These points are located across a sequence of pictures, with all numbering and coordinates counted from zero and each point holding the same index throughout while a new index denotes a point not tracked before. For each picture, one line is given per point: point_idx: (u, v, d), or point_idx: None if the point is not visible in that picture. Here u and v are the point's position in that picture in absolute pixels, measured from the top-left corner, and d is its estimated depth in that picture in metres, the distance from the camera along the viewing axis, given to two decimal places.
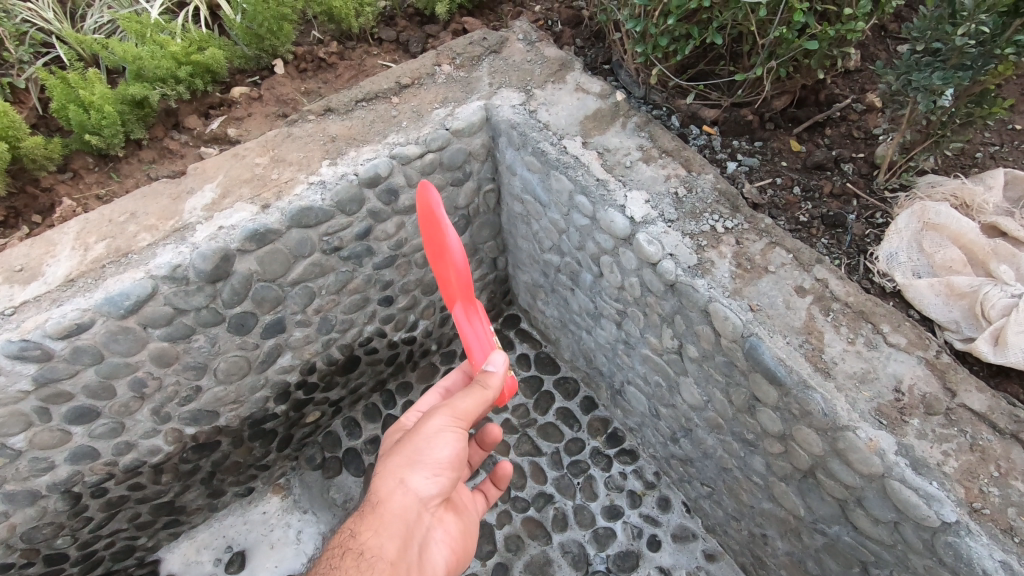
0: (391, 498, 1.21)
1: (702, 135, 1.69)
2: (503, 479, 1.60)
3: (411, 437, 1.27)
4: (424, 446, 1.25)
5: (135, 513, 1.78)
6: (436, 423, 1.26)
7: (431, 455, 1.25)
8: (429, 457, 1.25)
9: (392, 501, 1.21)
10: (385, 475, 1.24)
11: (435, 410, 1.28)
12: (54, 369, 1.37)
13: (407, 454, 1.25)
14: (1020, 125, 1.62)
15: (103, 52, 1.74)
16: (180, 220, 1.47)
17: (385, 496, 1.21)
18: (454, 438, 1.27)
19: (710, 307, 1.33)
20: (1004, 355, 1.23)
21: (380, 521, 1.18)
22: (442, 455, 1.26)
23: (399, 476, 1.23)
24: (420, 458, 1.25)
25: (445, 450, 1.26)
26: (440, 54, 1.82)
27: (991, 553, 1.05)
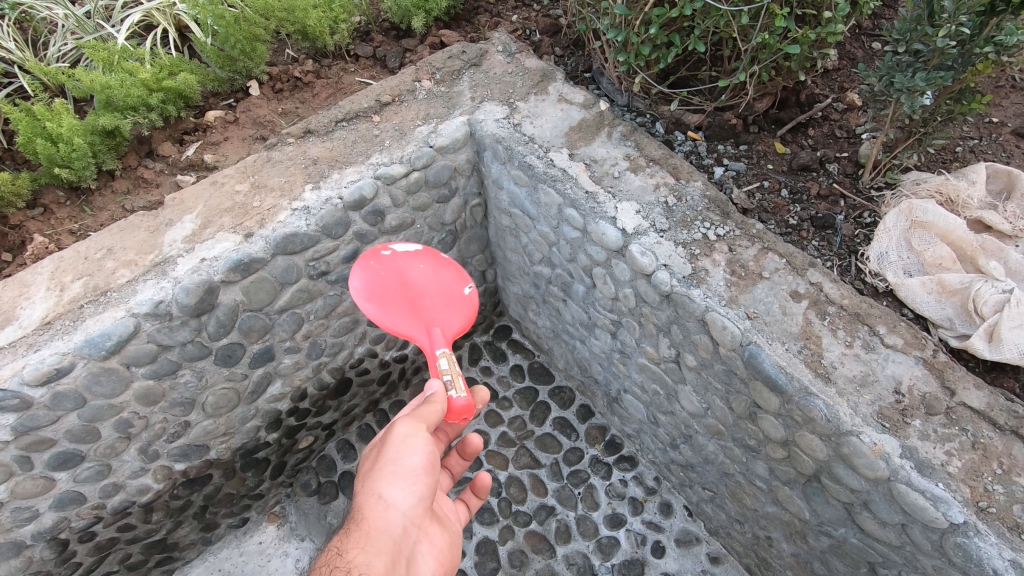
0: (372, 514, 1.11)
1: (688, 141, 1.69)
2: (485, 491, 1.46)
3: (380, 450, 1.19)
4: (395, 454, 1.17)
5: (127, 553, 1.73)
6: (401, 431, 1.19)
7: (405, 464, 1.16)
8: (402, 465, 1.16)
9: (374, 518, 1.11)
10: (363, 493, 1.14)
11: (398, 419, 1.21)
12: (35, 417, 1.31)
13: (380, 468, 1.16)
14: (996, 118, 1.64)
15: (70, 82, 1.68)
16: (161, 254, 1.43)
17: (365, 513, 1.11)
18: (424, 443, 1.19)
19: (707, 317, 1.32)
20: (999, 352, 1.24)
21: (363, 539, 1.08)
22: (416, 461, 1.17)
23: (376, 491, 1.14)
24: (394, 468, 1.16)
25: (418, 457, 1.17)
26: (419, 70, 1.79)
27: (1000, 553, 1.05)
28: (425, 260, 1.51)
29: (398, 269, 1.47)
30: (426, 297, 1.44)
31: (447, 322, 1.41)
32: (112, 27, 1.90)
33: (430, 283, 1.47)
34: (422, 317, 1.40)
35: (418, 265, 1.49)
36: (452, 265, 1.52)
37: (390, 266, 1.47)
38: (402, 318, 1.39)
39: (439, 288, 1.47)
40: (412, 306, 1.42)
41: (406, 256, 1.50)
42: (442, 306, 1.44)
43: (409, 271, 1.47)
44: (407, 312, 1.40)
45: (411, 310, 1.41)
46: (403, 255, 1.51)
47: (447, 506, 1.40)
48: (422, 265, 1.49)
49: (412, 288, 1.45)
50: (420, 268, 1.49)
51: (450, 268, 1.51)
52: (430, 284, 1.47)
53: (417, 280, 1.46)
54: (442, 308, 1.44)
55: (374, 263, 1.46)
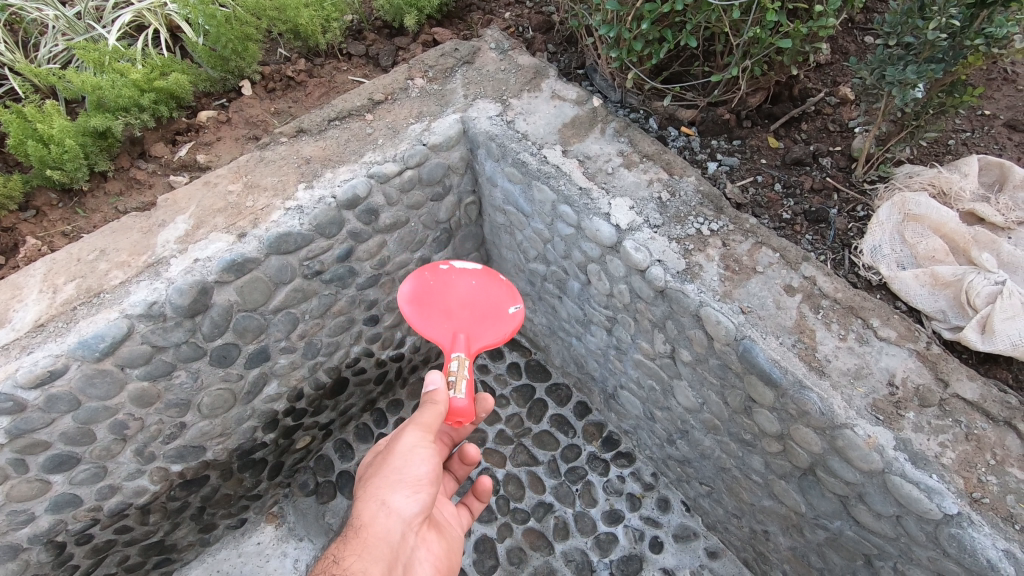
0: (374, 521, 1.11)
1: (681, 136, 1.69)
2: (486, 494, 1.50)
3: (386, 458, 1.20)
4: (400, 463, 1.18)
5: (124, 556, 1.73)
6: (407, 440, 1.19)
7: (408, 473, 1.17)
8: (407, 475, 1.17)
9: (375, 525, 1.11)
10: (365, 499, 1.15)
11: (405, 427, 1.21)
12: (29, 419, 1.31)
13: (385, 476, 1.17)
14: (988, 111, 1.65)
15: (60, 83, 1.68)
16: (154, 255, 1.42)
17: (367, 520, 1.12)
18: (430, 453, 1.20)
19: (701, 312, 1.32)
20: (992, 343, 1.25)
21: (364, 545, 1.08)
22: (421, 471, 1.18)
23: (379, 498, 1.14)
24: (398, 477, 1.17)
25: (423, 467, 1.18)
26: (411, 68, 1.79)
27: (994, 543, 1.05)
28: (477, 277, 1.48)
29: (449, 283, 1.46)
30: (466, 312, 1.42)
31: (476, 334, 1.38)
32: (103, 27, 1.90)
33: (474, 300, 1.44)
34: (454, 326, 1.38)
35: (468, 283, 1.47)
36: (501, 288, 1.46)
37: (440, 279, 1.46)
38: (435, 323, 1.38)
39: (480, 306, 1.43)
40: (449, 316, 1.40)
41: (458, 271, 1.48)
42: (477, 322, 1.40)
43: (456, 287, 1.45)
44: (443, 319, 1.39)
45: (444, 319, 1.39)
46: (457, 271, 1.48)
47: (449, 512, 1.41)
48: (470, 282, 1.46)
49: (455, 302, 1.42)
50: (468, 284, 1.46)
51: (497, 290, 1.46)
52: (473, 301, 1.44)
53: (461, 295, 1.44)
54: (478, 323, 1.40)
55: (426, 273, 1.46)
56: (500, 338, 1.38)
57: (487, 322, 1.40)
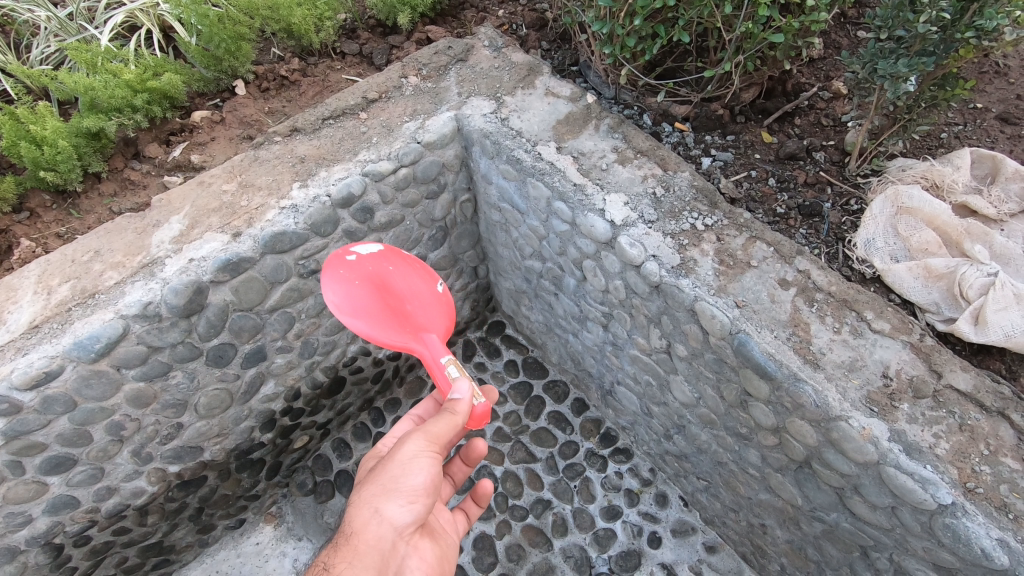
0: (365, 529, 1.12)
1: (675, 132, 1.69)
2: (485, 499, 1.54)
3: (384, 464, 1.18)
4: (397, 472, 1.16)
5: (123, 557, 1.72)
6: (407, 449, 1.18)
7: (404, 483, 1.16)
8: (403, 485, 1.16)
9: (366, 532, 1.12)
10: (360, 504, 1.15)
11: (409, 435, 1.20)
12: (25, 421, 1.31)
13: (381, 483, 1.16)
14: (981, 104, 1.65)
15: (53, 84, 1.67)
16: (149, 255, 1.42)
17: (358, 527, 1.12)
18: (429, 464, 1.18)
19: (696, 306, 1.33)
20: (985, 334, 1.26)
21: (353, 553, 1.10)
22: (417, 482, 1.16)
23: (373, 506, 1.14)
24: (394, 486, 1.15)
25: (420, 478, 1.16)
26: (405, 66, 1.79)
27: (988, 532, 1.06)
28: (391, 262, 1.45)
29: (370, 276, 1.41)
30: (408, 303, 1.40)
31: (437, 325, 1.39)
32: (95, 28, 1.89)
33: (407, 286, 1.42)
34: (413, 326, 1.37)
35: (384, 269, 1.43)
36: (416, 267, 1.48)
37: (363, 275, 1.40)
38: (391, 328, 1.36)
39: (414, 293, 1.42)
40: (401, 315, 1.38)
41: (373, 260, 1.44)
42: (422, 308, 1.40)
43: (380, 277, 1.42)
44: (396, 321, 1.37)
45: (399, 319, 1.37)
46: (368, 259, 1.44)
47: (445, 518, 1.43)
48: (389, 269, 1.43)
49: (389, 293, 1.40)
50: (388, 272, 1.43)
51: (414, 269, 1.47)
52: (403, 286, 1.42)
53: (391, 284, 1.41)
54: (424, 311, 1.40)
55: (344, 271, 1.40)
56: (449, 318, 1.42)
57: (432, 307, 1.41)
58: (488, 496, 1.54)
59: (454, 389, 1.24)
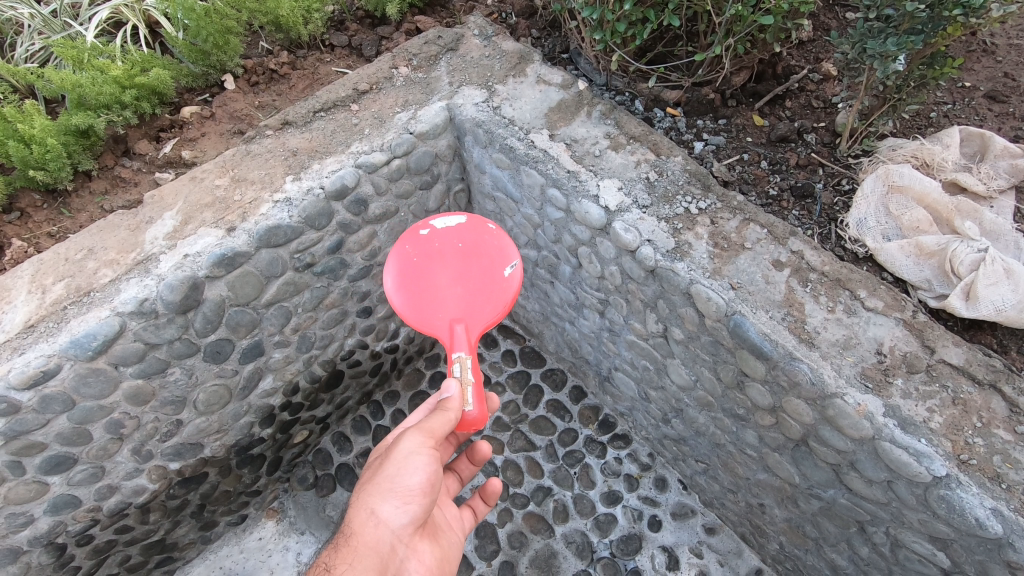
0: (362, 531, 1.12)
1: (667, 117, 1.69)
2: (493, 497, 1.51)
3: (382, 463, 1.18)
4: (392, 471, 1.15)
5: (125, 556, 1.73)
6: (403, 447, 1.17)
7: (400, 483, 1.14)
8: (398, 484, 1.14)
9: (363, 534, 1.12)
10: (358, 505, 1.15)
11: (405, 433, 1.19)
12: (24, 420, 1.30)
13: (377, 483, 1.15)
14: (969, 82, 1.66)
15: (40, 82, 1.66)
16: (142, 252, 1.41)
17: (356, 528, 1.13)
18: (425, 463, 1.16)
19: (692, 289, 1.34)
20: (976, 309, 1.28)
21: (351, 554, 1.10)
22: (413, 481, 1.14)
23: (370, 507, 1.14)
24: (389, 486, 1.14)
25: (416, 478, 1.15)
26: (396, 56, 1.78)
27: (982, 502, 1.08)
28: (462, 241, 1.42)
29: (432, 252, 1.41)
30: (453, 287, 1.38)
31: (470, 317, 1.35)
32: (80, 25, 1.88)
33: (461, 271, 1.39)
34: (448, 312, 1.36)
35: (452, 248, 1.41)
36: (492, 244, 1.41)
37: (424, 252, 1.41)
38: (427, 310, 1.36)
39: (472, 277, 1.39)
40: (440, 299, 1.37)
41: (445, 237, 1.42)
42: (469, 297, 1.37)
43: (444, 258, 1.40)
44: (435, 306, 1.36)
45: (436, 303, 1.37)
46: (441, 235, 1.42)
47: (451, 514, 1.44)
48: (457, 248, 1.41)
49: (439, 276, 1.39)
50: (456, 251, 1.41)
51: (488, 250, 1.41)
52: (466, 269, 1.39)
53: (450, 264, 1.39)
54: (471, 301, 1.37)
55: (408, 246, 1.41)
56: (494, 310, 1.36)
57: (481, 300, 1.37)
58: (496, 495, 1.51)
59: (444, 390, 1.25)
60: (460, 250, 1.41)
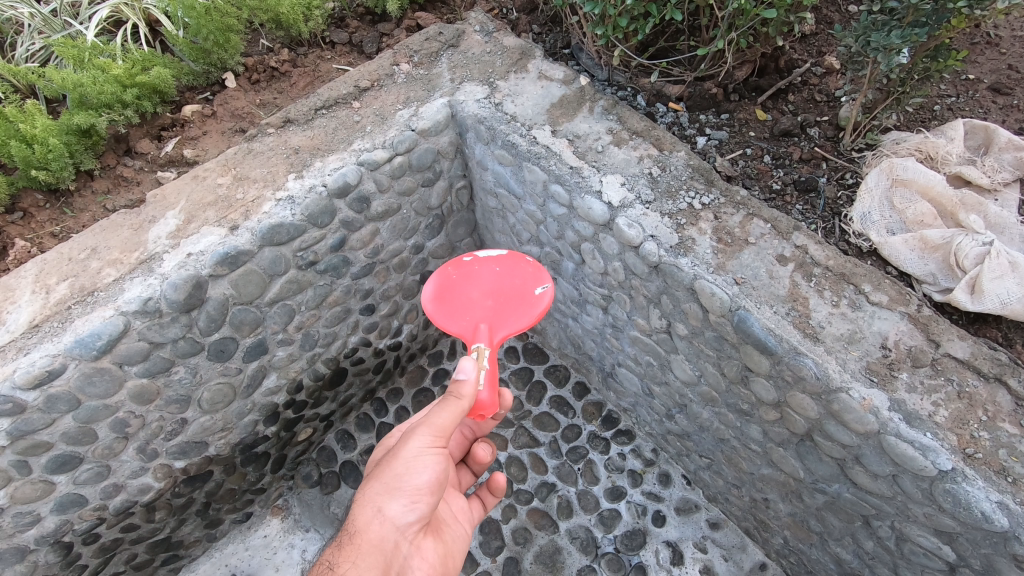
0: (368, 529, 1.12)
1: (669, 112, 1.69)
2: (499, 490, 1.50)
3: (390, 460, 1.17)
4: (400, 470, 1.15)
5: (132, 554, 1.73)
6: (412, 445, 1.17)
7: (408, 481, 1.15)
8: (406, 483, 1.15)
9: (369, 532, 1.12)
10: (363, 503, 1.15)
11: (413, 430, 1.19)
12: (29, 420, 1.31)
13: (385, 481, 1.15)
14: (973, 75, 1.66)
15: (41, 82, 1.66)
16: (146, 251, 1.42)
17: (361, 526, 1.13)
18: (433, 461, 1.17)
19: (695, 285, 1.33)
20: (981, 303, 1.27)
21: (356, 553, 1.10)
22: (421, 480, 1.15)
23: (376, 505, 1.13)
24: (396, 484, 1.14)
25: (424, 476, 1.15)
26: (397, 53, 1.78)
27: (988, 496, 1.08)
28: (501, 264, 1.43)
29: (471, 274, 1.43)
30: (482, 299, 1.39)
31: (495, 322, 1.35)
32: (80, 24, 1.87)
33: (496, 289, 1.40)
34: (476, 318, 1.35)
35: (492, 273, 1.43)
36: (527, 270, 1.42)
37: (463, 275, 1.43)
38: (457, 317, 1.36)
39: (505, 293, 1.39)
40: (470, 309, 1.37)
41: (485, 262, 1.45)
42: (501, 311, 1.37)
43: (480, 277, 1.42)
44: (465, 313, 1.37)
45: (466, 311, 1.37)
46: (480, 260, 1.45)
47: (457, 507, 1.43)
48: (494, 272, 1.42)
49: (474, 291, 1.40)
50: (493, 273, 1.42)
51: (523, 274, 1.41)
52: (502, 289, 1.40)
53: (485, 284, 1.41)
54: (501, 312, 1.36)
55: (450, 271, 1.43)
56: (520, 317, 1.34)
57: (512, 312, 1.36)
58: (502, 488, 1.50)
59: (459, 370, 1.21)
60: (497, 273, 1.42)
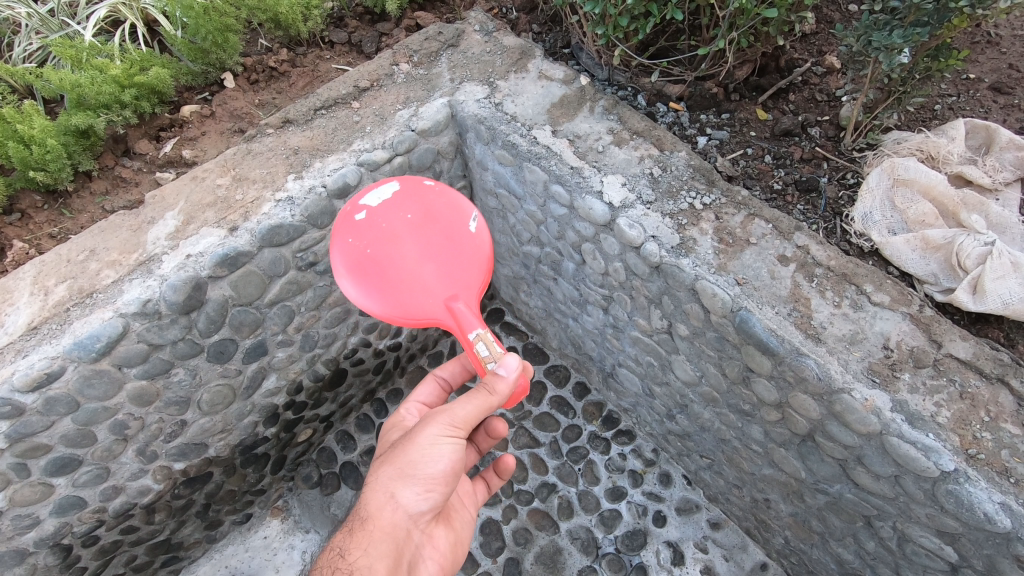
0: (380, 515, 1.11)
1: (670, 112, 1.68)
2: (508, 473, 1.44)
3: (405, 446, 1.15)
4: (415, 457, 1.12)
5: (131, 556, 1.73)
6: (429, 433, 1.14)
7: (422, 470, 1.12)
8: (420, 471, 1.12)
9: (381, 518, 1.11)
10: (376, 488, 1.14)
11: (431, 417, 1.15)
12: (28, 423, 1.30)
13: (398, 467, 1.13)
14: (974, 74, 1.65)
15: (38, 82, 1.65)
16: (145, 252, 1.41)
17: (373, 512, 1.12)
18: (449, 449, 1.14)
19: (697, 285, 1.33)
20: (983, 303, 1.27)
21: (368, 539, 1.10)
22: (436, 469, 1.13)
23: (389, 491, 1.12)
24: (410, 471, 1.12)
25: (440, 465, 1.13)
26: (396, 53, 1.77)
27: (990, 496, 1.08)
28: (409, 208, 1.26)
29: (382, 235, 1.23)
30: (427, 263, 1.23)
31: (462, 289, 1.23)
32: (78, 24, 1.87)
33: (428, 241, 1.24)
34: (437, 292, 1.22)
35: (404, 221, 1.25)
36: (443, 205, 1.29)
37: (374, 240, 1.23)
38: (415, 301, 1.21)
39: (442, 247, 1.25)
40: (420, 281, 1.22)
41: (387, 213, 1.25)
42: (452, 269, 1.24)
43: (399, 235, 1.24)
44: (419, 289, 1.22)
45: (418, 287, 1.22)
46: (380, 213, 1.25)
47: (462, 490, 1.39)
48: (408, 221, 1.25)
49: (403, 256, 1.23)
50: (407, 224, 1.25)
51: (442, 213, 1.27)
52: (428, 238, 1.25)
53: (407, 240, 1.24)
54: (454, 272, 1.24)
55: (350, 240, 1.23)
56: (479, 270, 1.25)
57: (466, 267, 1.25)
58: (511, 471, 1.45)
59: (500, 365, 1.12)
60: (417, 222, 1.25)
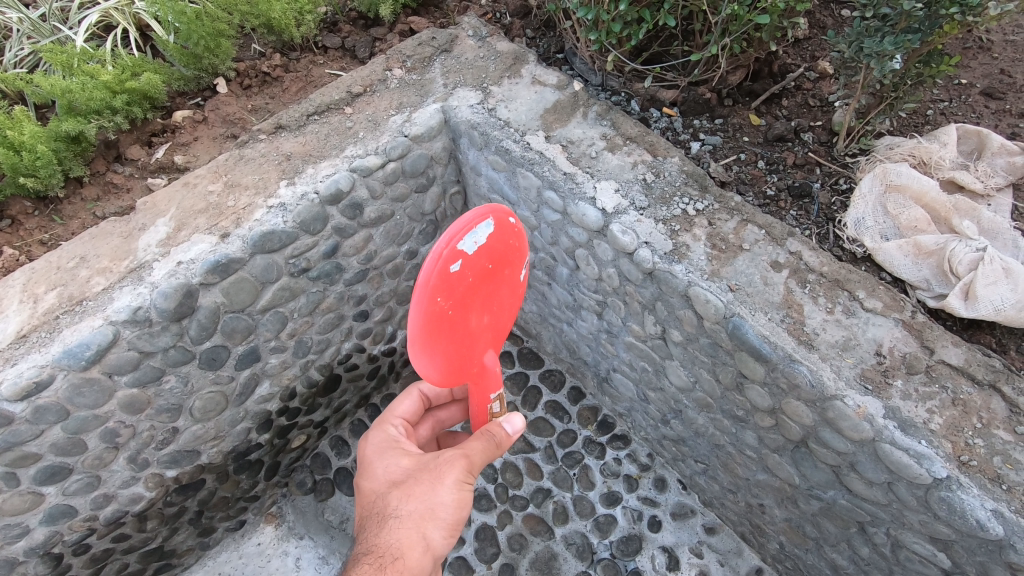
0: (409, 556, 1.11)
1: (663, 117, 1.68)
2: None
3: (432, 485, 1.14)
4: (444, 498, 1.14)
5: (123, 564, 1.71)
6: (456, 476, 1.15)
7: (452, 513, 1.14)
8: (448, 512, 1.14)
9: (410, 558, 1.11)
10: (402, 528, 1.12)
11: (458, 458, 1.15)
12: (17, 432, 1.29)
13: (428, 507, 1.13)
14: (965, 79, 1.66)
15: (29, 88, 1.64)
16: (135, 259, 1.40)
17: (401, 553, 1.11)
18: (471, 491, 1.17)
19: (690, 291, 1.33)
20: (975, 309, 1.27)
21: None
22: (462, 510, 1.15)
23: (418, 532, 1.12)
24: (439, 512, 1.13)
25: (465, 505, 1.16)
26: (390, 58, 1.77)
27: (983, 503, 1.08)
28: (492, 256, 1.04)
29: (464, 291, 1.00)
30: (485, 319, 1.10)
31: (495, 342, 1.17)
32: (69, 29, 1.86)
33: (492, 295, 1.09)
34: (481, 351, 1.13)
35: (483, 273, 1.03)
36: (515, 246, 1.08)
37: (457, 298, 1.01)
38: (463, 362, 1.09)
39: (498, 300, 1.11)
40: (475, 341, 1.10)
41: (476, 263, 1.01)
42: (497, 324, 1.15)
43: (473, 292, 1.04)
44: (471, 349, 1.10)
45: (472, 348, 1.10)
46: (470, 262, 0.99)
47: None
48: (486, 276, 1.04)
49: (471, 314, 1.06)
50: (483, 274, 1.04)
51: (511, 260, 1.09)
52: (492, 290, 1.08)
53: (479, 296, 1.05)
54: (497, 327, 1.15)
55: (437, 295, 0.97)
56: (511, 318, 1.19)
57: (505, 319, 1.16)
58: None
59: (504, 419, 1.18)
60: (491, 273, 1.06)
